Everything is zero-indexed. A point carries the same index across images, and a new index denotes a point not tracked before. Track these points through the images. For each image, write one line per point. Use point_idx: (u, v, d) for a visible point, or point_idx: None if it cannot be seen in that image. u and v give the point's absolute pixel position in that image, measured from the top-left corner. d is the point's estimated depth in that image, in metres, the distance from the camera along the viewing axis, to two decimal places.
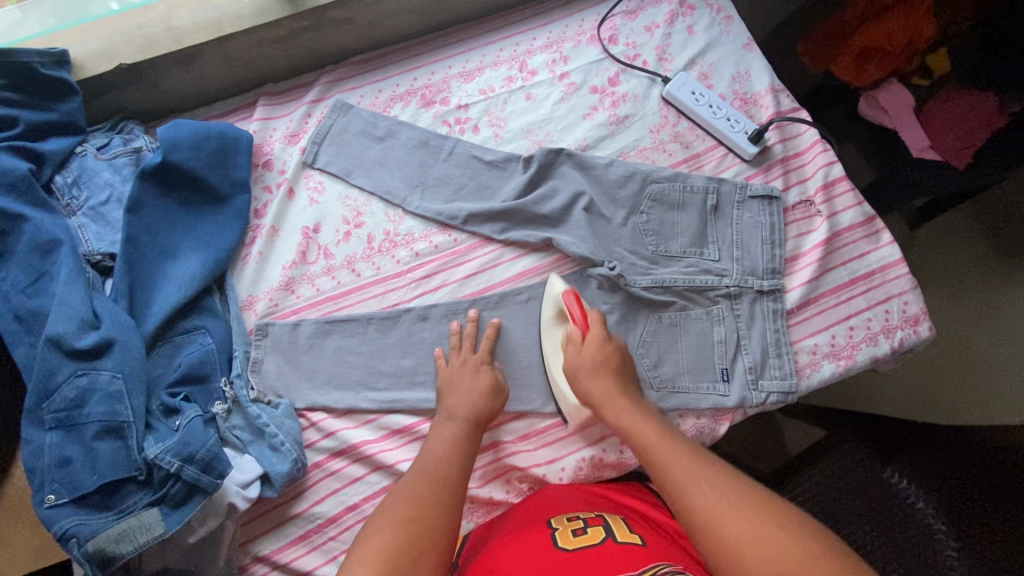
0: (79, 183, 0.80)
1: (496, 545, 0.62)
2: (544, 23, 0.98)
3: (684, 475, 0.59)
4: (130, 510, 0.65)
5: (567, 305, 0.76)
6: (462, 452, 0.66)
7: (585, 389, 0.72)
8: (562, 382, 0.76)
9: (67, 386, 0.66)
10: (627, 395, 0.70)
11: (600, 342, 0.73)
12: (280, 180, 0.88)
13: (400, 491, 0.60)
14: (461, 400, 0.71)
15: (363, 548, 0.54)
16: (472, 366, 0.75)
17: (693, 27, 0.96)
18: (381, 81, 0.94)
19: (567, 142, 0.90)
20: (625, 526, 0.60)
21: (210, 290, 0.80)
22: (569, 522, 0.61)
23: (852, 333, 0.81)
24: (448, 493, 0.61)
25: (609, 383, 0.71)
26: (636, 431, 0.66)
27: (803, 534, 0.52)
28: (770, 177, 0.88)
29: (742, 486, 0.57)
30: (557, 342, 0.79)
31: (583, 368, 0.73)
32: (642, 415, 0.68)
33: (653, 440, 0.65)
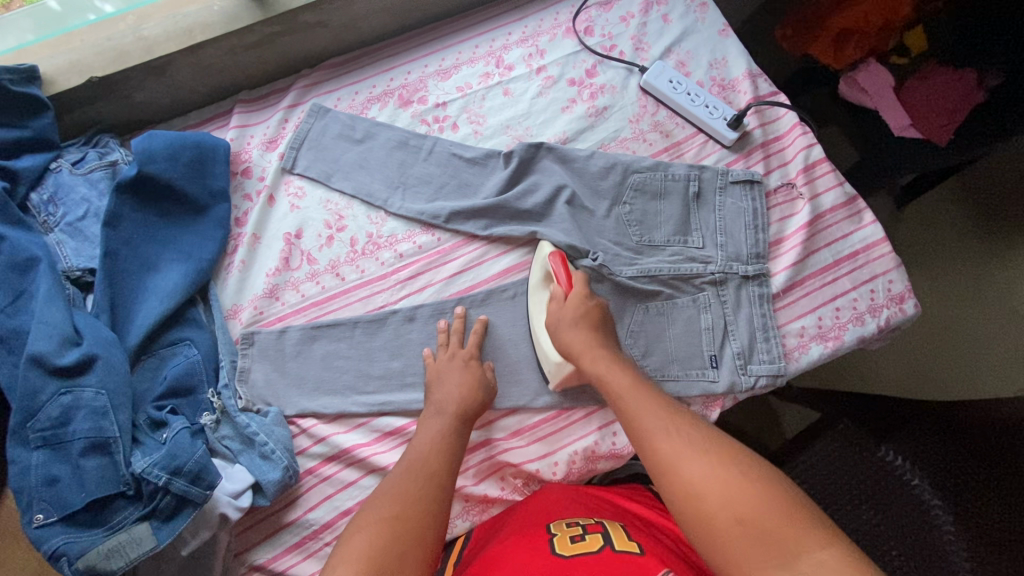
0: (55, 200, 0.79)
1: (495, 549, 0.62)
2: (519, 18, 0.97)
3: (650, 420, 0.60)
4: (119, 526, 0.64)
5: (554, 268, 0.77)
6: (451, 447, 0.66)
7: (564, 339, 0.72)
8: (545, 342, 0.76)
9: (51, 404, 0.66)
10: (604, 345, 0.71)
11: (582, 296, 0.74)
12: (260, 187, 0.87)
13: (391, 485, 0.61)
14: (451, 399, 0.71)
15: (351, 540, 0.55)
16: (460, 364, 0.75)
17: (668, 16, 0.96)
18: (357, 83, 0.93)
19: (547, 136, 0.90)
20: (625, 535, 0.60)
21: (194, 301, 0.79)
22: (568, 529, 0.61)
23: (838, 314, 0.81)
24: (436, 487, 0.61)
25: (586, 334, 0.71)
26: (611, 379, 0.66)
27: (770, 486, 0.52)
28: (751, 162, 0.88)
29: (711, 435, 0.57)
30: (542, 304, 0.78)
31: (564, 319, 0.73)
32: (616, 366, 0.68)
33: (626, 389, 0.65)
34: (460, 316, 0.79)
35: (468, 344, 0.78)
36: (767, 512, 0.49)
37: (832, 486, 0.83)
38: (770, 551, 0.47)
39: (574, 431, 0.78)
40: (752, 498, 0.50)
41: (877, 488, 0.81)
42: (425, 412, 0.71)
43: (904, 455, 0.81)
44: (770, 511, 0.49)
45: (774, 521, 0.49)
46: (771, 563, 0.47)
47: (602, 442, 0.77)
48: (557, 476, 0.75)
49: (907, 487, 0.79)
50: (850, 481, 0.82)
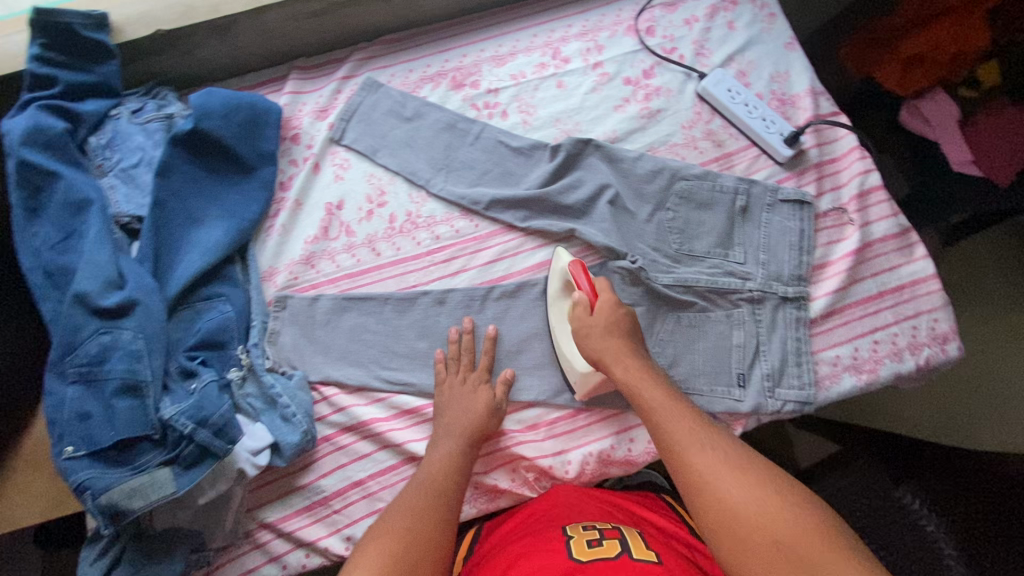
0: (112, 145, 0.81)
1: (509, 551, 0.61)
2: (582, 11, 0.95)
3: (684, 434, 0.59)
4: (143, 468, 0.65)
5: (573, 275, 0.75)
6: (462, 468, 0.67)
7: (593, 349, 0.70)
8: (571, 354, 0.75)
9: (90, 342, 0.68)
10: (637, 354, 0.69)
11: (613, 305, 0.72)
12: (307, 154, 0.88)
13: (404, 501, 0.62)
14: (459, 415, 0.72)
15: (363, 555, 0.56)
16: (474, 381, 0.75)
17: (733, 23, 0.93)
18: (412, 61, 0.93)
19: (596, 133, 0.88)
20: (642, 543, 0.59)
21: (232, 260, 0.81)
22: (585, 532, 0.61)
23: (875, 347, 0.79)
24: (444, 506, 0.62)
25: (620, 343, 0.69)
26: (644, 392, 0.65)
27: (804, 508, 0.51)
28: (803, 181, 0.85)
29: (746, 455, 0.56)
30: (563, 312, 0.78)
31: (598, 329, 0.71)
32: (647, 376, 0.66)
33: (657, 399, 0.64)
34: (468, 330, 0.78)
35: (479, 364, 0.77)
36: (796, 531, 0.49)
37: (844, 521, 0.84)
38: None
39: (591, 432, 0.77)
40: (789, 525, 0.50)
41: (889, 529, 0.79)
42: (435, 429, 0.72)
43: (924, 502, 0.78)
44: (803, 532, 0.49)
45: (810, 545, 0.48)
46: None
47: (618, 447, 0.76)
48: (568, 475, 0.75)
49: (925, 534, 0.75)
50: (865, 517, 0.82)
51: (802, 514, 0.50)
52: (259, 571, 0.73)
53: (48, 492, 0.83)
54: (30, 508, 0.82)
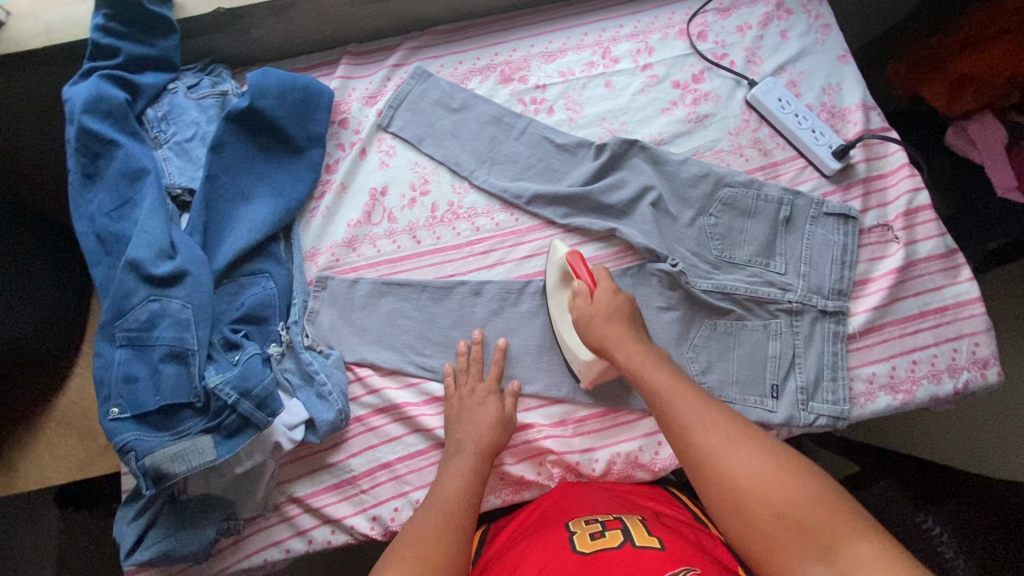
0: (168, 118, 0.82)
1: (515, 553, 0.61)
2: (634, 12, 0.95)
3: (689, 415, 0.59)
4: (184, 434, 0.67)
5: (572, 266, 0.75)
6: (474, 494, 0.66)
7: (595, 336, 0.70)
8: (572, 341, 0.76)
9: (140, 308, 0.69)
10: (639, 339, 0.69)
11: (611, 292, 0.71)
12: (354, 139, 0.89)
13: (419, 526, 0.61)
14: (475, 431, 0.71)
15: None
16: (492, 394, 0.75)
17: (787, 33, 0.93)
18: (462, 53, 0.94)
19: (642, 134, 0.88)
20: (643, 530, 0.60)
21: (276, 238, 0.82)
22: (587, 526, 0.61)
23: (914, 368, 0.78)
24: (457, 529, 0.61)
25: (623, 330, 0.69)
26: (649, 374, 0.65)
27: (806, 480, 0.53)
28: (849, 196, 0.84)
29: (748, 429, 0.58)
30: (564, 304, 0.78)
31: (603, 316, 0.70)
32: (650, 360, 0.66)
33: (660, 381, 0.64)
34: (478, 341, 0.78)
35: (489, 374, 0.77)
36: (797, 501, 0.52)
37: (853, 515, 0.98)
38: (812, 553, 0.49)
39: (620, 432, 0.78)
40: (796, 497, 0.52)
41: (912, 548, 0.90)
42: (448, 453, 0.71)
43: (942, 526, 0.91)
44: (807, 504, 0.51)
45: (814, 518, 0.50)
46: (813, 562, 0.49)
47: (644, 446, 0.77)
48: (595, 472, 0.75)
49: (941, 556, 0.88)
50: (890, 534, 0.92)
51: (805, 488, 0.52)
52: (285, 544, 0.74)
53: (77, 453, 0.85)
54: (59, 468, 0.84)
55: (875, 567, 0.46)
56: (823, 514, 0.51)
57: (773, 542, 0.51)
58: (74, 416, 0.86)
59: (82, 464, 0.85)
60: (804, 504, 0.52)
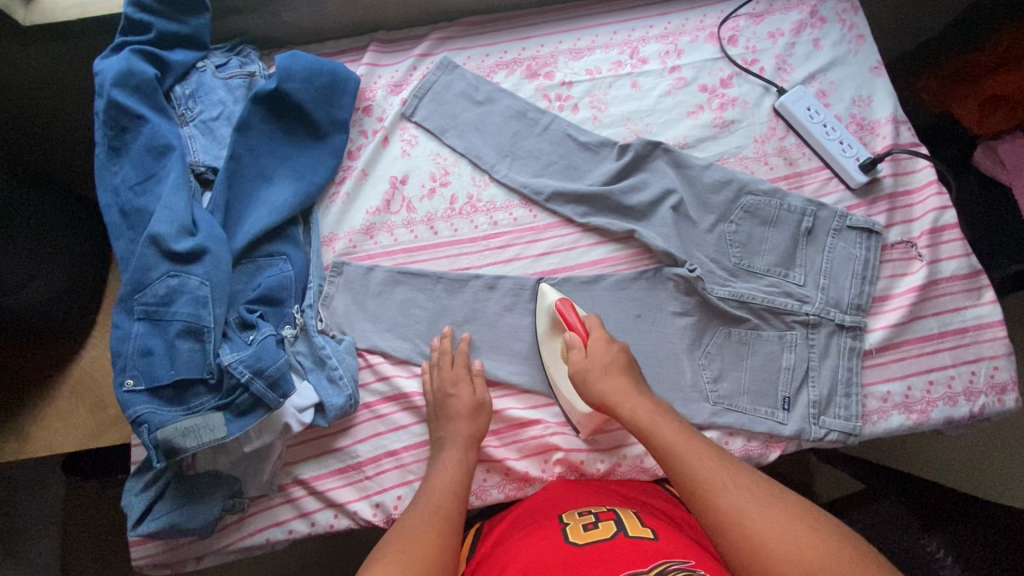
0: (195, 96, 0.83)
1: (508, 546, 0.61)
2: (665, 12, 0.94)
3: (708, 475, 0.58)
4: (196, 409, 0.68)
5: (563, 314, 0.75)
6: (463, 491, 0.66)
7: (597, 391, 0.69)
8: (567, 391, 0.75)
9: (158, 283, 0.70)
10: (639, 390, 0.69)
11: (604, 342, 0.72)
12: (377, 127, 0.89)
13: (411, 520, 0.60)
14: (460, 424, 0.72)
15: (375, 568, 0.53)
16: (466, 378, 0.75)
17: (820, 41, 0.91)
18: (490, 46, 0.93)
19: (666, 137, 0.87)
20: (637, 522, 0.60)
21: (295, 221, 0.82)
22: (580, 518, 0.61)
23: (930, 388, 0.76)
24: (446, 520, 0.60)
25: (623, 383, 0.69)
26: (657, 428, 0.64)
27: (830, 537, 0.52)
28: (873, 210, 0.83)
29: (766, 486, 0.57)
30: (556, 353, 0.77)
31: (598, 367, 0.70)
32: (658, 414, 0.66)
33: (671, 436, 0.63)
34: (450, 337, 0.78)
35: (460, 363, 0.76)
36: (828, 557, 0.50)
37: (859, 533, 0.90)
38: None
39: (627, 435, 0.77)
40: (828, 554, 0.50)
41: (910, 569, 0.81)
42: (433, 453, 0.71)
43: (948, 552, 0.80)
44: (839, 561, 0.50)
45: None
46: None
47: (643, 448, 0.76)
48: (600, 472, 0.75)
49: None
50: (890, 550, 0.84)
51: (832, 544, 0.51)
52: (288, 525, 0.75)
53: (86, 425, 0.86)
54: (69, 436, 0.86)
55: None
56: (858, 572, 0.49)
57: None
58: (84, 385, 0.87)
59: (90, 435, 0.86)
60: (835, 560, 0.50)
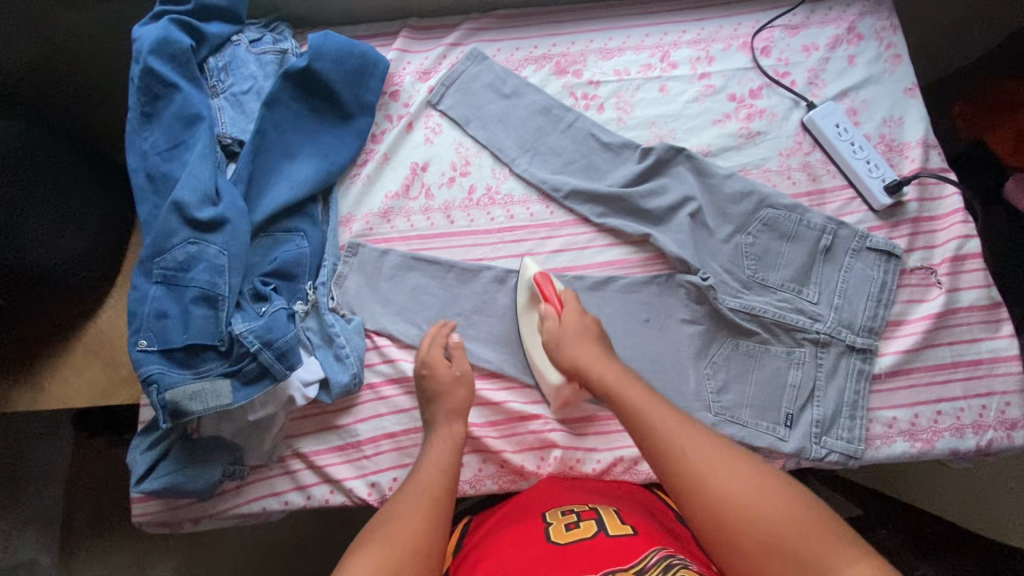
0: (227, 69, 0.84)
1: (490, 545, 0.60)
2: (700, 18, 0.93)
3: (674, 436, 0.57)
4: (205, 374, 0.70)
5: (540, 286, 0.76)
6: (456, 471, 0.64)
7: (568, 354, 0.70)
8: (541, 364, 0.76)
9: (178, 249, 0.72)
10: (608, 359, 0.69)
11: (579, 313, 0.73)
12: (403, 112, 0.90)
13: (403, 502, 0.59)
14: (444, 400, 0.71)
15: (361, 555, 0.53)
16: (459, 363, 0.74)
17: (855, 58, 0.90)
18: (521, 40, 0.93)
19: (690, 143, 0.87)
20: (617, 519, 0.60)
21: (315, 199, 0.84)
22: (563, 517, 0.61)
23: (937, 418, 0.75)
24: (433, 500, 0.59)
25: (595, 350, 0.69)
26: (625, 393, 0.63)
27: (792, 501, 0.51)
28: (895, 233, 0.82)
29: (731, 448, 0.56)
30: (533, 325, 0.78)
31: (571, 335, 0.71)
32: (627, 381, 0.65)
33: (638, 400, 0.62)
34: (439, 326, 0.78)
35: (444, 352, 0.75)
36: (789, 523, 0.49)
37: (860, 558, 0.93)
38: None
39: (625, 438, 0.77)
40: (790, 519, 0.49)
41: None
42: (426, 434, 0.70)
43: None
44: (801, 528, 0.49)
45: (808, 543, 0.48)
46: None
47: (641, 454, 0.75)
48: (595, 473, 0.76)
49: None
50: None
51: (793, 508, 0.50)
52: (285, 496, 0.76)
53: (97, 382, 0.88)
54: (80, 393, 0.88)
55: None
56: (819, 539, 0.48)
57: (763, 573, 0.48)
58: (98, 344, 0.90)
59: (101, 394, 0.88)
60: (796, 528, 0.49)
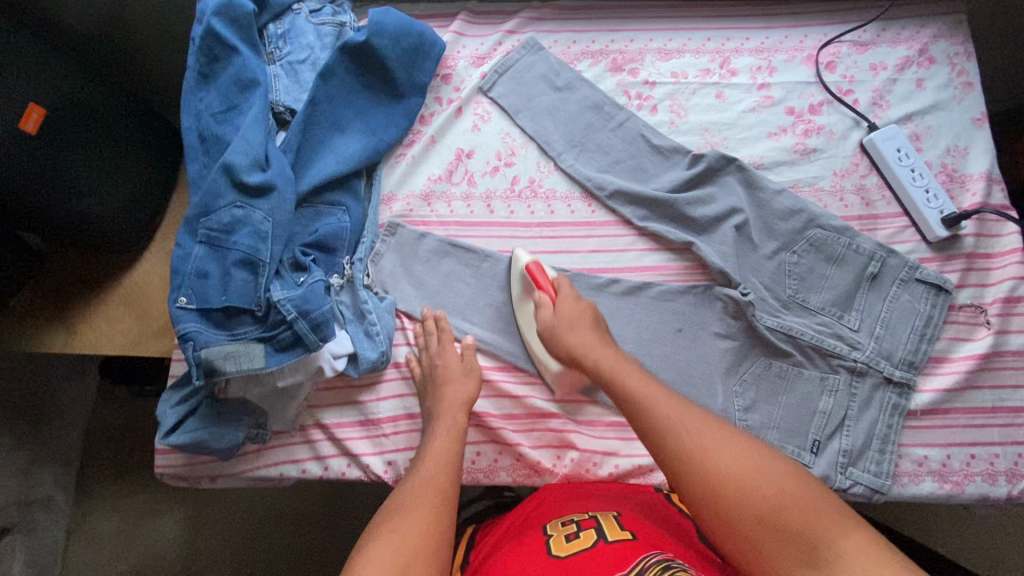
0: (286, 37, 0.85)
1: (497, 559, 0.58)
2: (765, 26, 0.91)
3: (668, 418, 0.58)
4: (240, 337, 0.71)
5: (533, 275, 0.77)
6: (459, 463, 0.64)
7: (566, 343, 0.71)
8: (540, 350, 0.77)
9: (224, 211, 0.73)
10: (603, 343, 0.70)
11: (573, 300, 0.74)
12: (453, 95, 0.89)
13: (407, 496, 0.58)
14: (452, 388, 0.72)
15: (372, 550, 0.51)
16: (451, 346, 0.76)
17: (923, 82, 0.86)
18: (579, 33, 0.92)
19: (742, 154, 0.85)
20: (616, 525, 0.59)
21: (359, 175, 0.84)
22: (563, 527, 0.59)
23: (970, 462, 0.73)
24: (436, 493, 0.59)
25: (592, 335, 0.71)
26: (623, 377, 0.64)
27: (786, 478, 0.52)
28: (946, 267, 0.79)
29: (726, 428, 0.57)
30: (529, 314, 0.79)
31: (566, 323, 0.72)
32: (625, 367, 0.66)
33: (637, 382, 0.63)
34: (430, 317, 0.79)
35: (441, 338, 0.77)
36: (783, 499, 0.51)
37: None
38: (799, 554, 0.48)
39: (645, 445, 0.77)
40: (782, 493, 0.51)
41: None
42: (426, 429, 0.70)
43: None
44: (794, 503, 0.50)
45: (799, 517, 0.49)
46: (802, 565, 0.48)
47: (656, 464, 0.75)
48: (612, 478, 0.75)
49: None
50: None
51: (787, 485, 0.52)
52: (303, 464, 0.77)
53: (130, 332, 0.90)
54: (113, 340, 0.90)
55: (861, 561, 0.46)
56: (812, 511, 0.50)
57: (754, 545, 0.50)
58: (134, 296, 0.92)
59: (133, 344, 0.90)
60: (790, 506, 0.50)
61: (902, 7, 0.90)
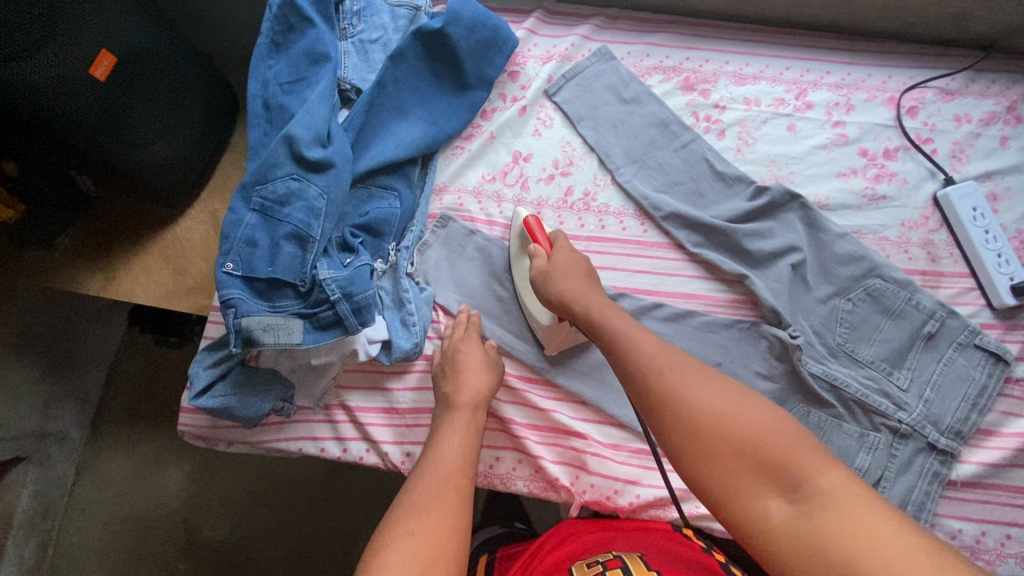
0: (361, 15, 0.84)
1: None
2: (848, 61, 0.87)
3: (648, 359, 0.57)
4: (282, 310, 0.71)
5: (530, 231, 0.75)
6: (474, 458, 0.63)
7: (556, 290, 0.69)
8: (534, 305, 0.76)
9: (280, 181, 0.72)
10: (594, 290, 0.69)
11: (568, 250, 0.72)
12: (518, 94, 0.88)
13: (421, 495, 0.56)
14: (472, 378, 0.70)
15: (391, 551, 0.50)
16: (478, 342, 0.75)
17: (1009, 140, 0.82)
18: (654, 46, 0.90)
19: (807, 191, 0.82)
20: (643, 567, 0.56)
21: (415, 162, 0.83)
22: (587, 568, 0.56)
23: (1006, 543, 0.70)
24: (456, 491, 0.57)
25: (585, 284, 0.69)
26: (610, 324, 0.63)
27: (767, 416, 0.50)
28: (1009, 337, 0.75)
29: (705, 369, 0.56)
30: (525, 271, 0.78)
31: (560, 271, 0.70)
32: (613, 312, 0.65)
33: (620, 324, 0.62)
34: (464, 312, 0.77)
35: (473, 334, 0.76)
36: (757, 432, 0.49)
37: None
38: (773, 485, 0.46)
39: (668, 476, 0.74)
40: (756, 426, 0.49)
41: None
42: (439, 418, 0.69)
43: None
44: (770, 437, 0.49)
45: (775, 450, 0.48)
46: (774, 495, 0.46)
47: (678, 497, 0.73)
48: (631, 506, 0.73)
49: None
50: None
51: (765, 421, 0.50)
52: (322, 443, 0.77)
53: (165, 286, 0.91)
54: (148, 292, 0.91)
55: (835, 492, 0.44)
56: (788, 447, 0.48)
57: (728, 478, 0.48)
58: (174, 250, 0.92)
59: (166, 298, 0.90)
60: (767, 439, 0.49)
61: (996, 60, 0.86)
